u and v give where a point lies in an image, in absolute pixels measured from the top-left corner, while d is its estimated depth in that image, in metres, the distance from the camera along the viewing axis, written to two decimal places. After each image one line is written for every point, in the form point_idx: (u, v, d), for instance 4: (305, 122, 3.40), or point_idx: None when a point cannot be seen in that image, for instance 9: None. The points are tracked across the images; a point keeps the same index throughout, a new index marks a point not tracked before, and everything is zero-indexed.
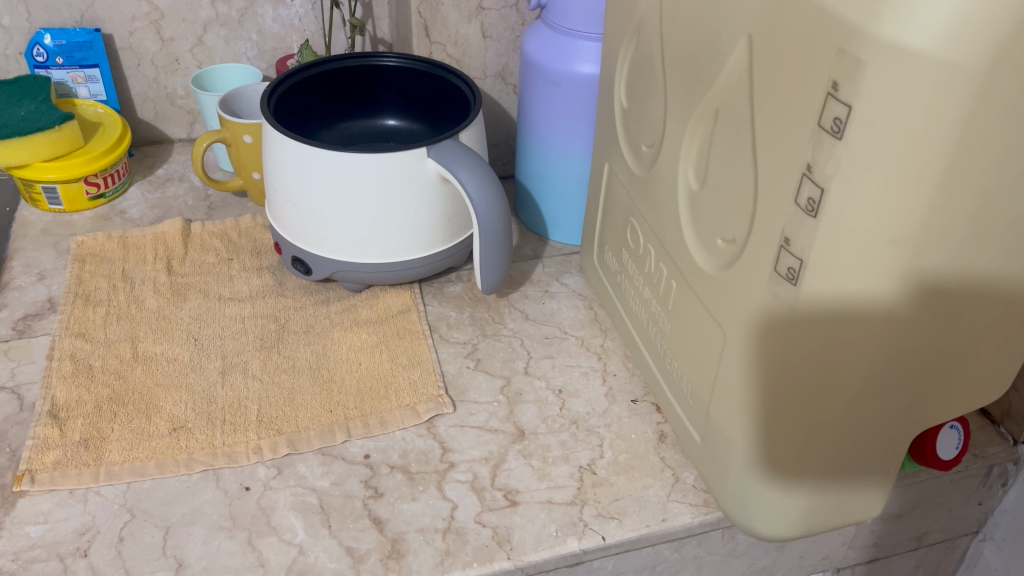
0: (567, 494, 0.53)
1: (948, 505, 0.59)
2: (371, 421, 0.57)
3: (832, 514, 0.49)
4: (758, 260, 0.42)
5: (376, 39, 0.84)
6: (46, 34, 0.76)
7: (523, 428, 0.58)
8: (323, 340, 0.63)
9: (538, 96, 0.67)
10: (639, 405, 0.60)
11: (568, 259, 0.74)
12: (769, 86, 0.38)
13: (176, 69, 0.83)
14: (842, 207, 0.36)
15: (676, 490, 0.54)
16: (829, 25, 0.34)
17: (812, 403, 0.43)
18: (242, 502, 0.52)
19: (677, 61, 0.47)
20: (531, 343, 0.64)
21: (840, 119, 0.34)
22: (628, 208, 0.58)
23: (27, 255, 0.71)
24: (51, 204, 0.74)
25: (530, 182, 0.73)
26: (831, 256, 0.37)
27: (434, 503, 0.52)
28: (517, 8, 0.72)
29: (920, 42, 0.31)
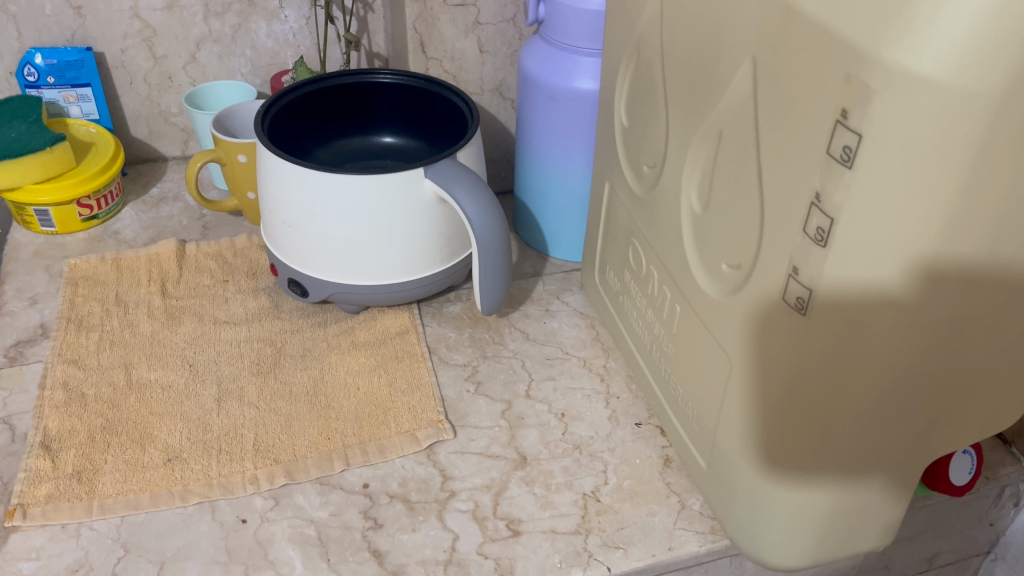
0: (570, 523, 0.52)
1: (958, 527, 0.58)
2: (370, 449, 0.56)
3: (842, 541, 0.48)
4: (765, 287, 0.41)
5: (371, 54, 0.82)
6: (37, 54, 0.75)
7: (525, 453, 0.56)
8: (320, 364, 0.62)
9: (536, 113, 0.66)
10: (643, 428, 0.58)
11: (569, 277, 0.73)
12: (774, 111, 0.37)
13: (169, 86, 0.82)
14: (851, 236, 0.35)
15: (682, 517, 0.53)
16: (836, 50, 0.33)
17: (819, 431, 0.42)
18: (239, 535, 0.51)
19: (678, 81, 0.46)
20: (532, 364, 0.63)
21: (849, 148, 0.33)
22: (629, 228, 0.57)
23: (19, 278, 0.70)
24: (43, 225, 0.73)
25: (529, 199, 0.72)
26: (839, 283, 0.36)
27: (435, 534, 0.51)
28: (514, 22, 0.71)
29: (931, 68, 0.30)
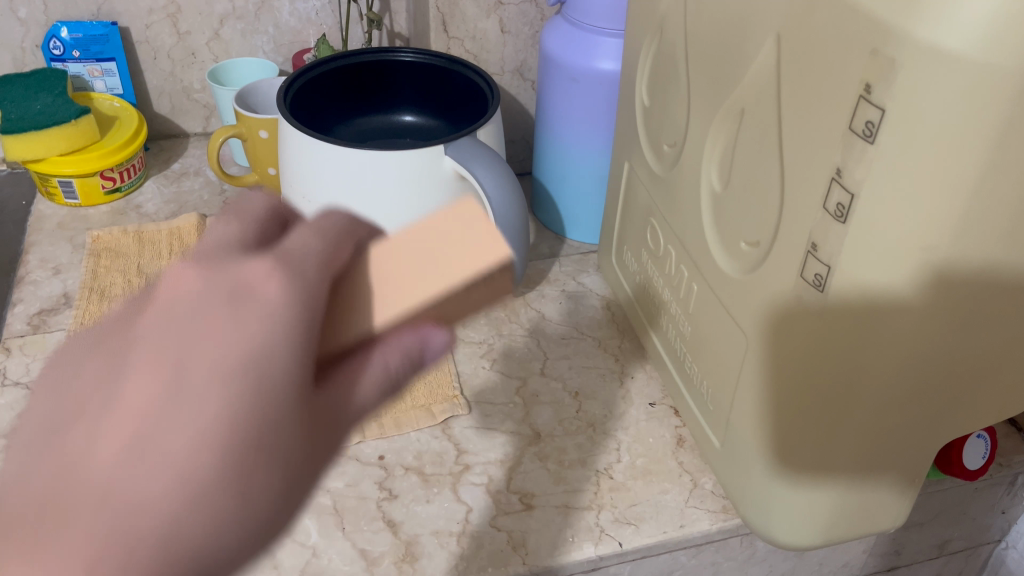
0: (583, 499, 0.52)
1: (971, 513, 0.58)
2: (386, 422, 0.56)
3: (854, 522, 0.48)
4: (784, 264, 0.41)
5: (393, 33, 0.83)
6: (63, 27, 0.76)
7: (539, 430, 0.57)
8: None
9: (556, 93, 0.66)
10: (656, 408, 0.59)
11: (586, 258, 0.73)
12: (798, 87, 0.37)
13: (192, 62, 0.82)
14: (871, 212, 0.35)
15: (694, 495, 0.53)
16: (862, 24, 0.33)
17: (834, 410, 0.42)
18: None
19: (701, 59, 0.46)
20: (547, 343, 0.64)
21: (872, 123, 0.33)
22: (648, 208, 0.57)
23: (43, 249, 0.71)
24: (67, 197, 0.74)
25: (548, 180, 0.72)
26: (859, 261, 0.36)
27: (448, 506, 0.52)
28: (536, 2, 0.71)
29: (956, 41, 0.30)
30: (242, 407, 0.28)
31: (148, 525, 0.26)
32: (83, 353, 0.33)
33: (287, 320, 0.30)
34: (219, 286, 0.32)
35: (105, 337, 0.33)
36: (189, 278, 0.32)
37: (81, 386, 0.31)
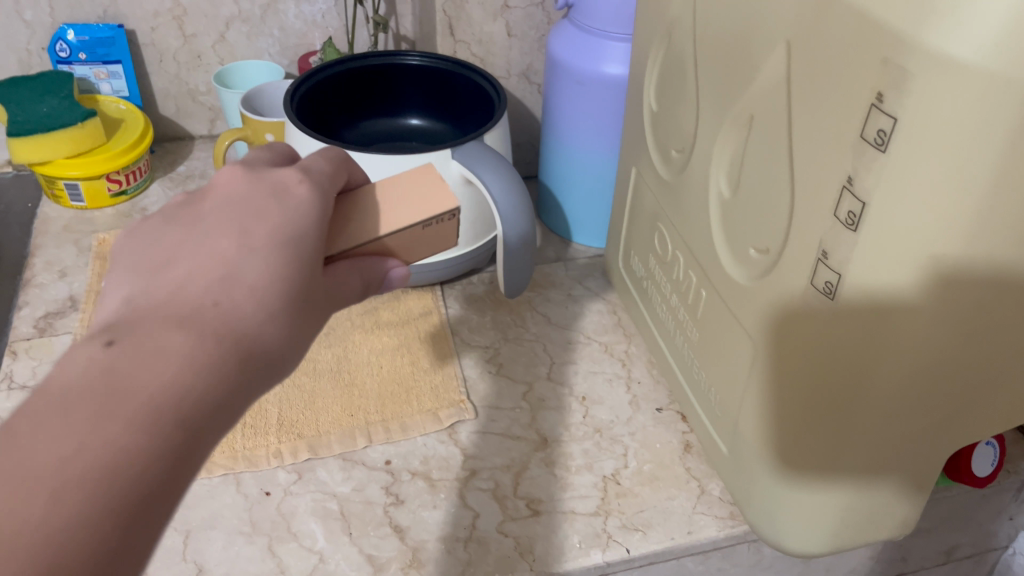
0: (590, 505, 0.52)
1: (978, 519, 0.58)
2: (393, 426, 0.56)
3: (862, 529, 0.47)
4: (794, 271, 0.41)
5: (399, 36, 0.83)
6: (69, 30, 0.76)
7: (546, 435, 0.57)
8: (344, 343, 0.63)
9: (563, 96, 0.66)
10: (663, 413, 0.59)
11: (592, 262, 0.73)
12: (808, 95, 0.37)
13: (198, 65, 0.82)
14: (882, 221, 0.35)
15: (701, 501, 0.53)
16: (874, 32, 0.33)
17: (842, 418, 0.42)
18: (263, 507, 0.52)
19: (710, 65, 0.46)
20: (553, 347, 0.64)
21: (884, 132, 0.33)
22: (655, 213, 0.57)
23: (48, 252, 0.71)
24: (73, 200, 0.74)
25: (554, 184, 0.72)
26: (869, 269, 0.36)
27: (455, 512, 0.52)
28: (543, 6, 0.71)
29: (967, 51, 0.29)
30: (302, 278, 0.34)
31: (226, 381, 0.30)
32: (129, 240, 0.35)
33: (315, 223, 0.36)
34: (259, 191, 0.36)
35: (156, 228, 0.35)
36: (234, 180, 0.37)
37: (138, 263, 0.33)
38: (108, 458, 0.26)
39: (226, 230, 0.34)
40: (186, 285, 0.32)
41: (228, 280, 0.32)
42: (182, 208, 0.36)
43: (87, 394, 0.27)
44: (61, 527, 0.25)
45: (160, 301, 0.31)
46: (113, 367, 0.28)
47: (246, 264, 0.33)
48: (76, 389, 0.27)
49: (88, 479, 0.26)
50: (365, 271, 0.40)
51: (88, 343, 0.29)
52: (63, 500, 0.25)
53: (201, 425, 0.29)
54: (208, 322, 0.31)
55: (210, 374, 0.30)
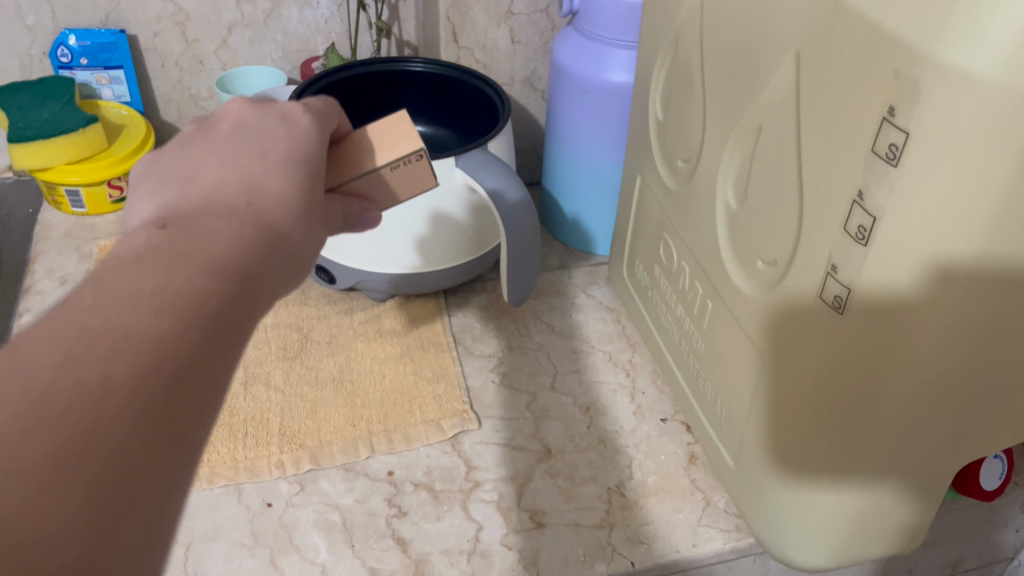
0: (594, 517, 0.52)
1: (984, 532, 0.58)
2: (395, 436, 0.56)
3: (870, 542, 0.47)
4: (803, 285, 0.41)
5: (402, 42, 0.82)
6: (71, 35, 0.75)
7: (550, 446, 0.56)
8: (346, 351, 0.62)
9: (567, 104, 0.66)
10: (668, 424, 0.58)
11: (595, 270, 0.72)
12: (818, 108, 0.37)
13: (200, 70, 0.82)
14: (893, 235, 0.34)
15: (707, 514, 0.52)
16: (886, 45, 0.32)
17: (850, 430, 0.41)
18: (265, 518, 0.51)
19: (717, 75, 0.46)
20: (557, 356, 0.63)
21: (895, 146, 0.33)
22: (661, 222, 0.57)
23: (49, 258, 0.70)
24: (73, 206, 0.74)
25: (558, 191, 0.72)
26: (879, 282, 0.36)
27: (459, 524, 0.51)
28: (547, 12, 0.71)
29: (980, 64, 0.29)
30: (317, 194, 0.34)
31: (267, 276, 0.30)
32: (149, 163, 0.34)
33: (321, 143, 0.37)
34: (271, 119, 0.36)
35: (176, 150, 0.34)
36: (242, 109, 0.37)
37: (162, 178, 0.32)
38: (180, 321, 0.26)
39: (247, 147, 0.33)
40: (220, 184, 0.31)
41: (257, 184, 0.32)
42: (198, 133, 0.35)
43: (151, 262, 0.26)
44: (141, 377, 0.24)
45: (197, 201, 0.30)
46: (172, 243, 0.28)
47: (269, 172, 0.32)
48: (138, 258, 0.26)
49: (163, 336, 0.25)
50: (347, 204, 0.41)
51: (137, 232, 0.28)
52: (140, 353, 0.24)
53: (246, 311, 0.29)
54: (246, 215, 0.30)
55: (256, 261, 0.29)
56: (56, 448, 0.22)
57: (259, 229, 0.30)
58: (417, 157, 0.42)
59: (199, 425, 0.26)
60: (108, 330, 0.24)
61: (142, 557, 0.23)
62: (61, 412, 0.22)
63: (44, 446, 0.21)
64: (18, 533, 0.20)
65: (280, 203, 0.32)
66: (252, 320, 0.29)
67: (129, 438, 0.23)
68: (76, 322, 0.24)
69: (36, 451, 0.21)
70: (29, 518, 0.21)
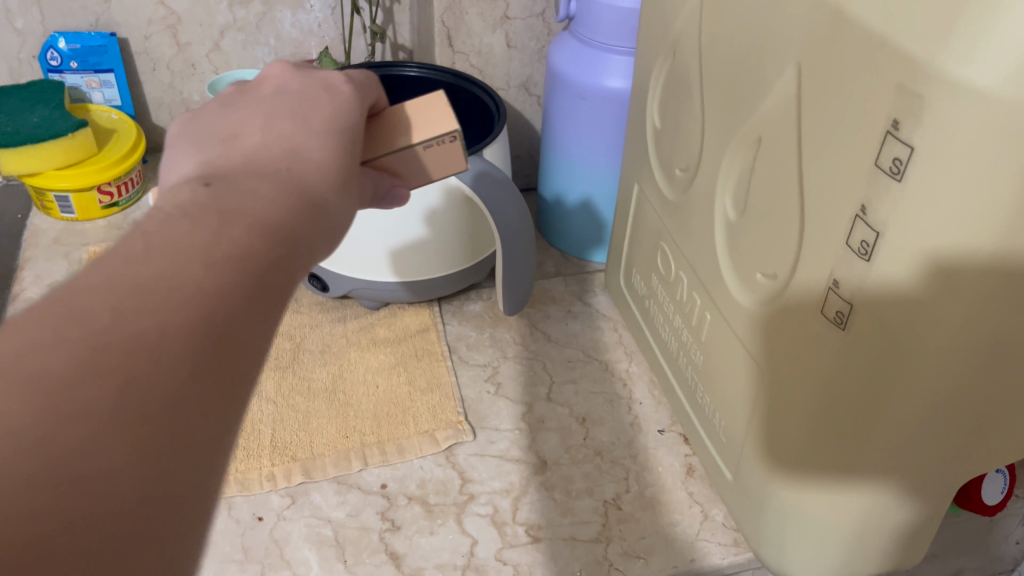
0: (591, 531, 0.51)
1: (986, 546, 0.57)
2: (388, 449, 0.55)
3: (873, 563, 0.46)
4: (803, 299, 0.40)
5: (396, 46, 0.81)
6: (60, 39, 0.75)
7: (545, 458, 0.55)
8: (339, 361, 0.62)
9: (563, 110, 0.65)
10: (665, 435, 0.57)
11: (592, 277, 0.72)
12: (819, 119, 0.36)
13: (192, 74, 0.81)
14: (897, 252, 0.34)
15: (705, 527, 0.52)
16: (890, 58, 0.31)
17: (852, 450, 0.40)
18: (255, 533, 0.50)
19: (717, 84, 0.45)
20: (553, 366, 0.62)
21: (899, 160, 0.32)
22: (658, 231, 0.56)
23: (38, 265, 0.69)
24: (63, 211, 0.73)
25: (554, 197, 0.71)
26: (880, 297, 0.35)
27: (453, 538, 0.50)
28: (543, 17, 0.70)
29: (986, 80, 0.28)
30: (355, 168, 0.33)
31: (309, 241, 0.29)
32: (188, 119, 0.33)
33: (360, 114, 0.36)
34: (311, 87, 0.35)
35: (217, 111, 0.33)
36: (284, 75, 0.36)
37: (202, 136, 0.31)
38: (226, 283, 0.24)
39: (288, 113, 0.33)
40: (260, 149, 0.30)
41: (299, 149, 0.31)
42: (240, 94, 0.35)
43: (198, 219, 0.25)
44: (189, 335, 0.23)
45: (238, 161, 0.29)
46: (218, 202, 0.26)
47: (310, 139, 0.31)
48: (185, 214, 0.25)
49: (208, 295, 0.24)
50: (378, 179, 0.40)
51: (180, 186, 0.27)
52: (196, 307, 0.23)
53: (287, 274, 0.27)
54: (290, 180, 0.29)
55: (301, 226, 0.28)
56: (116, 395, 0.21)
57: (303, 193, 0.29)
58: (451, 138, 0.41)
59: (245, 380, 0.25)
60: (163, 281, 0.23)
61: (188, 510, 0.22)
62: (121, 357, 0.21)
63: (100, 392, 0.20)
64: (72, 480, 0.19)
65: (323, 169, 0.31)
66: (295, 282, 0.28)
67: (183, 390, 0.22)
68: (129, 273, 0.23)
69: (96, 397, 0.20)
70: (85, 463, 0.20)
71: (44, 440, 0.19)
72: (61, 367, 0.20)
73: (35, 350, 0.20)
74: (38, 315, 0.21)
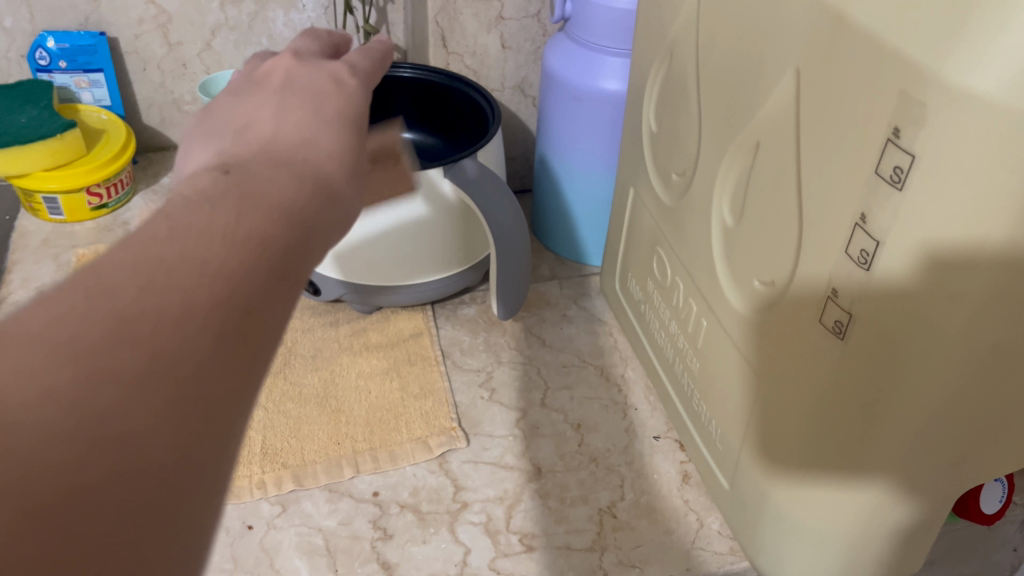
0: (585, 539, 0.50)
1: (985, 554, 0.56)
2: (381, 455, 0.54)
3: None
4: (801, 307, 0.40)
5: (390, 46, 0.80)
6: (49, 38, 0.73)
7: (540, 465, 0.55)
8: (331, 366, 0.61)
9: (558, 112, 0.64)
10: (661, 442, 0.57)
11: (588, 281, 0.71)
12: (818, 126, 0.36)
13: (183, 73, 0.80)
14: (896, 260, 0.33)
15: (701, 536, 0.51)
16: (892, 65, 0.31)
17: (849, 460, 0.39)
18: (245, 542, 0.50)
19: (714, 88, 0.45)
20: (548, 371, 0.62)
21: (900, 168, 0.31)
22: (654, 236, 0.55)
23: (26, 267, 0.68)
24: (51, 213, 0.72)
25: (549, 200, 0.71)
26: (879, 305, 0.34)
27: (445, 547, 0.50)
28: (539, 18, 0.69)
29: (987, 87, 0.27)
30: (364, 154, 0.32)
31: (329, 230, 0.28)
32: (203, 112, 0.33)
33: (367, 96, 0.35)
34: (322, 73, 0.34)
35: (228, 102, 0.32)
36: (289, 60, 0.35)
37: (217, 129, 0.31)
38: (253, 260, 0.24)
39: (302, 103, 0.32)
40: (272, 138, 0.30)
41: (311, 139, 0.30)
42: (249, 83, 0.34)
43: (222, 200, 0.25)
44: (220, 306, 0.23)
45: (254, 150, 0.29)
46: (241, 187, 0.26)
47: (321, 131, 0.31)
48: (209, 195, 0.25)
49: (234, 271, 0.23)
50: None
51: (200, 175, 0.27)
52: (227, 281, 0.23)
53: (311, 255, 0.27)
54: (306, 169, 0.29)
55: (321, 211, 0.28)
56: (150, 361, 0.20)
57: (319, 182, 0.29)
58: None
59: (266, 360, 0.24)
60: (190, 258, 0.23)
61: (216, 482, 0.22)
62: (149, 328, 0.21)
63: (134, 356, 0.20)
64: (106, 437, 0.19)
65: (335, 159, 0.30)
66: (316, 266, 0.27)
67: (211, 362, 0.22)
68: (160, 245, 0.23)
69: (126, 364, 0.20)
70: (119, 422, 0.20)
71: (79, 399, 0.19)
72: (92, 335, 0.20)
73: (68, 313, 0.20)
74: (65, 287, 0.21)
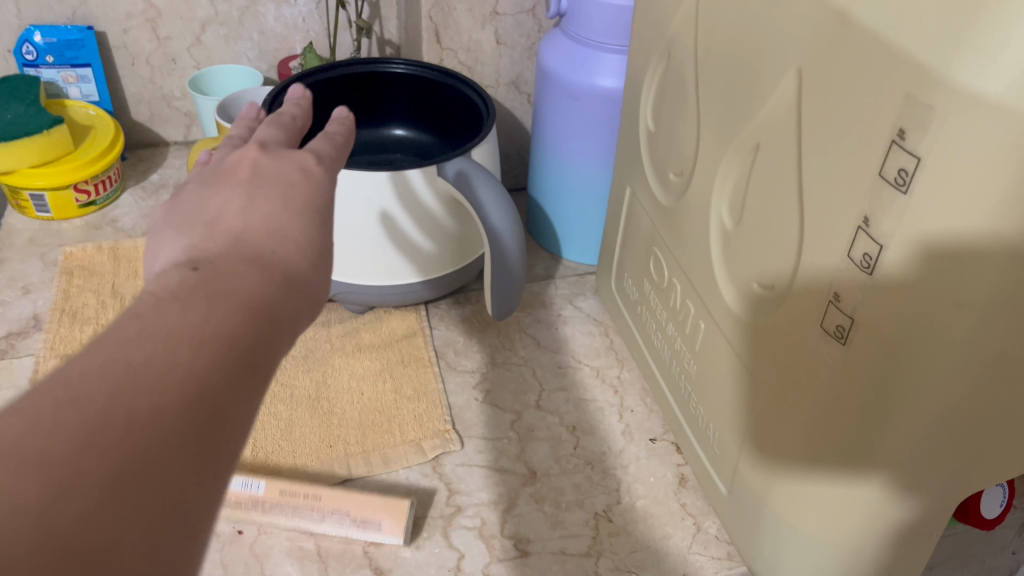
0: (581, 544, 0.50)
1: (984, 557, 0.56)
2: (374, 458, 0.53)
3: None
4: (801, 311, 0.39)
5: (383, 41, 0.79)
6: (36, 32, 0.72)
7: (535, 469, 0.54)
8: (323, 367, 0.60)
9: (554, 109, 0.63)
10: (657, 444, 0.56)
11: (583, 280, 0.70)
12: (820, 126, 0.35)
13: (173, 69, 0.79)
14: (899, 266, 0.32)
15: (698, 541, 0.50)
16: (898, 66, 0.30)
17: (851, 467, 0.39)
18: (235, 548, 0.49)
19: (712, 88, 0.44)
20: (543, 372, 0.61)
21: (905, 171, 0.31)
22: (651, 236, 0.55)
23: (12, 267, 0.67)
24: (39, 211, 0.71)
25: (543, 199, 0.70)
26: (883, 310, 0.34)
27: (439, 552, 0.49)
28: (533, 14, 0.68)
29: (997, 90, 0.26)
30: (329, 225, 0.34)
31: (293, 318, 0.29)
32: (169, 207, 0.34)
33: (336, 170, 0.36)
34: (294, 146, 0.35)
35: (195, 194, 0.33)
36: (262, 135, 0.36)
37: (185, 224, 0.32)
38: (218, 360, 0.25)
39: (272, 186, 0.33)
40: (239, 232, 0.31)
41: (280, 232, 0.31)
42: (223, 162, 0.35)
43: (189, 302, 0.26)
44: (185, 407, 0.23)
45: (223, 245, 0.30)
46: (206, 287, 0.27)
47: (289, 223, 0.32)
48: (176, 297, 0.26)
49: (199, 372, 0.24)
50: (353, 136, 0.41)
51: (168, 274, 0.28)
52: (190, 385, 0.24)
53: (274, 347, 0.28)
54: (274, 264, 0.30)
55: (284, 297, 0.29)
56: (116, 468, 0.21)
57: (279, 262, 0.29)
58: None
59: (232, 458, 0.25)
60: (156, 364, 0.24)
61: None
62: (116, 432, 0.22)
63: (100, 464, 0.21)
64: (74, 548, 0.20)
65: (296, 239, 0.31)
66: (279, 358, 0.28)
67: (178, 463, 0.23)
68: (122, 356, 0.23)
69: (91, 472, 0.21)
70: (88, 532, 0.20)
71: (48, 517, 0.20)
72: (62, 445, 0.21)
73: (35, 427, 0.21)
74: (34, 400, 0.22)
